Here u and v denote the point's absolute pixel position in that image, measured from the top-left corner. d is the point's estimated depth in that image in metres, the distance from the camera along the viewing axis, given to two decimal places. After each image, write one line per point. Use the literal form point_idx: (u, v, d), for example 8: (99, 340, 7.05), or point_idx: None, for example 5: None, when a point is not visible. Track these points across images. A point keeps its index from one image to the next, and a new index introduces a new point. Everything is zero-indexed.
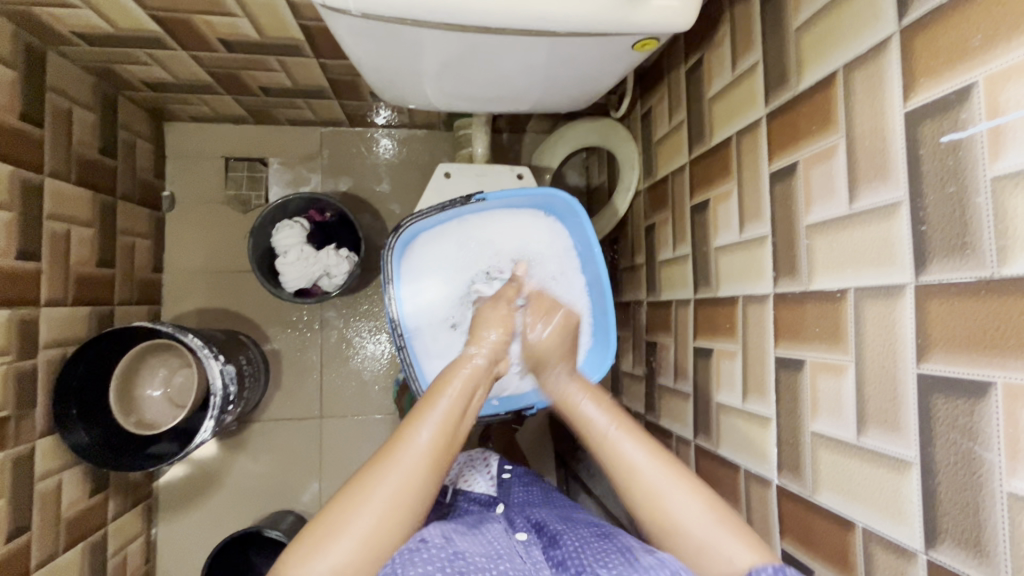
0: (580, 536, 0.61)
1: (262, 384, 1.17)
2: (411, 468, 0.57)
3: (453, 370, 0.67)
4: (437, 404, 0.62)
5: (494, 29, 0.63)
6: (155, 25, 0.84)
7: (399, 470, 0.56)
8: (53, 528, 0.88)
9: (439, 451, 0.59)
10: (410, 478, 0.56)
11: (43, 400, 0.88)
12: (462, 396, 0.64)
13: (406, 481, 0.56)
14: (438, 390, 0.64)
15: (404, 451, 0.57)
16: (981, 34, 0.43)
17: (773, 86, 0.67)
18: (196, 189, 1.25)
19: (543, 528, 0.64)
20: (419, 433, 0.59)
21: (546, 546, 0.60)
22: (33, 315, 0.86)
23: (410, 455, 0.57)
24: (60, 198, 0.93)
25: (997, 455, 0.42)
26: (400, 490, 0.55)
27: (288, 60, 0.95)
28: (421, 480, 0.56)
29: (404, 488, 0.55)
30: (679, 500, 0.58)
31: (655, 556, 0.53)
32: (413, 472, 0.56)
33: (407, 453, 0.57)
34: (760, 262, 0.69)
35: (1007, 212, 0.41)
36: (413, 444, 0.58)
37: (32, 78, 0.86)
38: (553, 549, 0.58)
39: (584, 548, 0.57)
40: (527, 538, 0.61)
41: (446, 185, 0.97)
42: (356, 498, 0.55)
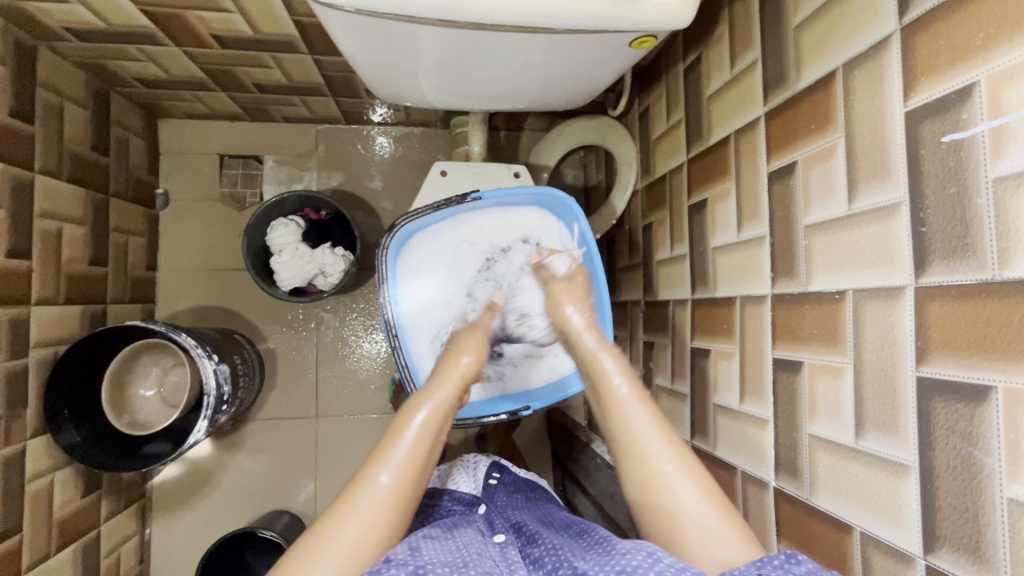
0: (557, 537, 0.60)
1: (256, 383, 1.16)
2: (371, 513, 0.54)
3: (422, 394, 0.64)
4: (401, 440, 0.59)
5: (489, 25, 0.62)
6: (148, 21, 0.83)
7: (360, 513, 0.54)
8: (45, 529, 0.87)
9: (403, 495, 0.56)
10: (375, 522, 0.53)
11: (34, 400, 0.87)
12: (426, 431, 0.60)
13: (369, 524, 0.53)
14: (399, 423, 0.61)
15: (364, 495, 0.55)
16: (984, 32, 0.42)
17: (772, 84, 0.66)
18: (190, 186, 1.24)
19: (521, 530, 0.64)
20: (383, 474, 0.56)
21: (524, 546, 0.60)
22: (23, 314, 0.85)
23: (372, 498, 0.55)
24: (51, 195, 0.91)
25: (997, 460, 0.41)
26: (363, 538, 0.53)
27: (283, 56, 0.94)
28: (385, 525, 0.54)
29: (368, 535, 0.53)
30: (684, 489, 0.57)
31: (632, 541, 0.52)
32: (373, 517, 0.54)
33: (366, 496, 0.55)
34: (758, 262, 0.69)
35: (1008, 214, 0.40)
36: (374, 484, 0.55)
37: (22, 74, 0.85)
38: (531, 548, 0.59)
39: (560, 547, 0.57)
40: (504, 539, 0.61)
41: (442, 184, 0.96)
42: (319, 537, 0.52)
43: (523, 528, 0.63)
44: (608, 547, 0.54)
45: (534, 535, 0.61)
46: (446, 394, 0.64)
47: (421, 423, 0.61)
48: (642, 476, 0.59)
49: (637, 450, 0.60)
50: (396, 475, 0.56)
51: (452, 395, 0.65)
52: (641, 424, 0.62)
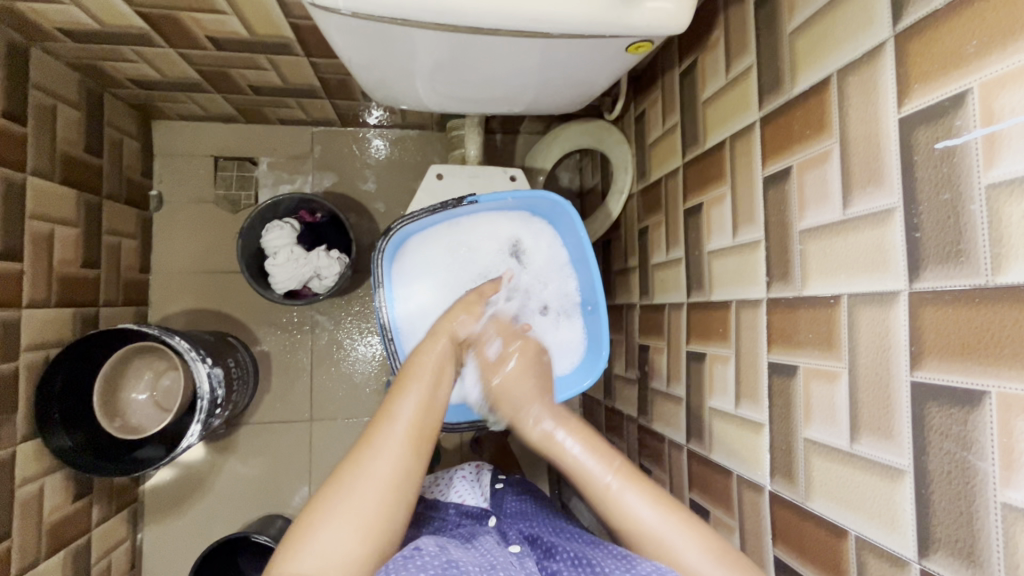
0: (571, 548, 0.61)
1: (250, 386, 1.16)
2: (392, 451, 0.59)
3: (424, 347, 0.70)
4: (411, 385, 0.64)
5: (486, 29, 0.62)
6: (142, 22, 0.82)
7: (383, 451, 0.58)
8: (35, 534, 0.86)
9: (418, 433, 0.61)
10: (394, 459, 0.58)
11: (24, 404, 0.86)
12: (431, 376, 0.66)
13: (390, 461, 0.58)
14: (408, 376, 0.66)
15: (383, 439, 0.59)
16: (977, 40, 0.43)
17: (767, 89, 0.67)
18: (185, 188, 1.23)
19: (535, 540, 0.65)
20: (397, 414, 0.61)
21: (540, 559, 0.61)
22: (14, 316, 0.84)
23: (391, 437, 0.59)
24: (43, 197, 0.91)
25: (992, 465, 0.42)
26: (388, 473, 0.57)
27: (279, 58, 0.94)
28: (404, 460, 0.59)
29: (392, 467, 0.58)
30: (674, 535, 0.59)
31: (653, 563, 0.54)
32: (395, 456, 0.58)
33: (387, 437, 0.59)
34: (753, 266, 0.69)
35: (1002, 220, 0.41)
36: (394, 424, 0.61)
37: (15, 75, 0.84)
38: (548, 560, 0.60)
39: (575, 563, 0.58)
40: (521, 549, 0.62)
41: (437, 187, 0.96)
42: (346, 474, 0.57)
43: (538, 540, 0.64)
44: (629, 564, 0.55)
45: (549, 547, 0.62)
46: (446, 343, 0.71)
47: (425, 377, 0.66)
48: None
49: (621, 514, 0.62)
50: (409, 414, 0.62)
51: (450, 346, 0.71)
52: (630, 494, 0.63)
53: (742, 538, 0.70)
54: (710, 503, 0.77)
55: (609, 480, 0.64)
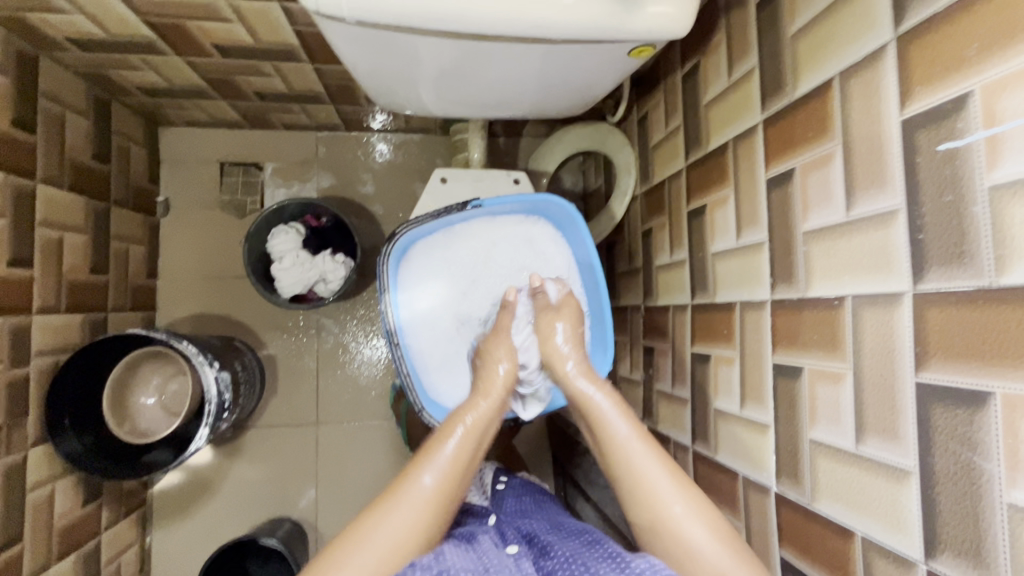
0: (569, 546, 0.60)
1: (257, 390, 1.16)
2: (413, 510, 0.55)
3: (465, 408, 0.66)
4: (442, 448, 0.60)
5: (488, 35, 0.62)
6: (149, 31, 0.83)
7: (404, 510, 0.55)
8: (45, 538, 0.87)
9: (443, 496, 0.57)
10: (415, 521, 0.54)
11: (35, 409, 0.87)
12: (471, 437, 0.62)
13: (409, 522, 0.54)
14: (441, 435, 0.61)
15: (407, 496, 0.55)
16: (978, 43, 0.43)
17: (769, 91, 0.67)
18: (192, 194, 1.24)
19: (533, 540, 0.64)
20: (424, 476, 0.57)
21: (536, 558, 0.60)
22: (25, 323, 0.85)
23: (414, 499, 0.55)
24: (52, 205, 0.92)
25: (997, 465, 0.42)
26: (407, 529, 0.54)
27: (284, 65, 0.95)
28: (428, 521, 0.55)
29: (411, 526, 0.54)
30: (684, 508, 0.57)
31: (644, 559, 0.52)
32: (415, 515, 0.54)
33: (408, 497, 0.56)
34: (757, 268, 0.69)
35: (1005, 221, 0.41)
36: (417, 485, 0.56)
37: (25, 85, 0.85)
38: (543, 559, 0.59)
39: (573, 558, 0.57)
40: (517, 551, 0.61)
41: (442, 191, 0.96)
42: (364, 528, 0.53)
43: (534, 539, 0.64)
44: (620, 561, 0.53)
45: (545, 547, 0.61)
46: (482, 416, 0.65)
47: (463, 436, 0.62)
48: (644, 498, 0.59)
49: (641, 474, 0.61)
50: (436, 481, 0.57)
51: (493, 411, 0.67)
52: (647, 468, 0.60)
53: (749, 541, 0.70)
54: (716, 505, 0.77)
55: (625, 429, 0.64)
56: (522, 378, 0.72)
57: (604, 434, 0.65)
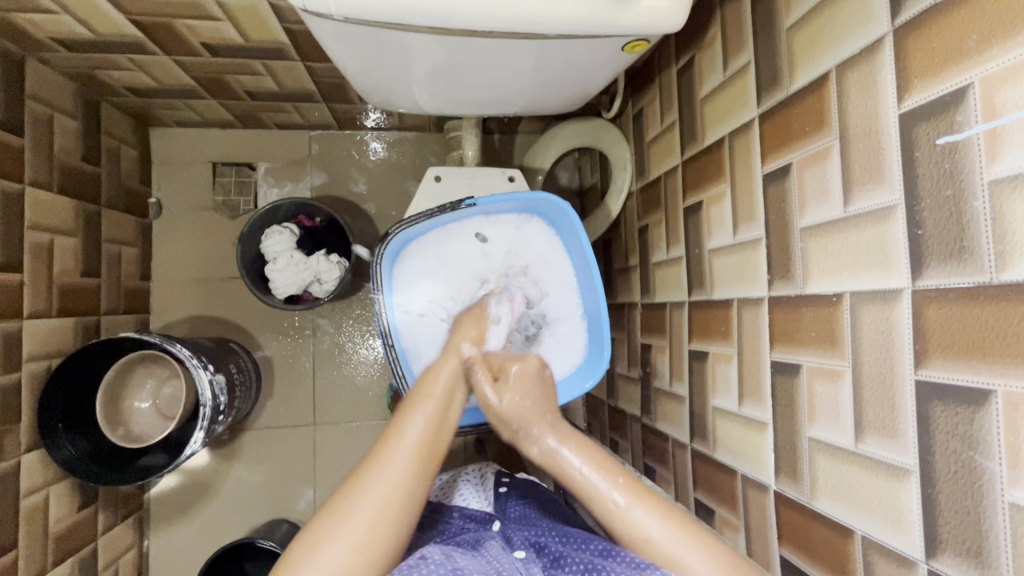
0: (580, 555, 0.60)
1: (253, 392, 1.16)
2: (392, 476, 0.58)
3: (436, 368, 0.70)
4: (401, 439, 0.61)
5: (479, 32, 0.61)
6: (137, 30, 0.82)
7: (367, 503, 0.56)
8: (40, 544, 0.87)
9: (421, 454, 0.61)
10: (396, 484, 0.58)
11: (27, 414, 0.86)
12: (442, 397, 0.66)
13: (391, 489, 0.57)
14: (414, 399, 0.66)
15: (370, 489, 0.57)
16: (976, 34, 0.42)
17: (765, 85, 0.66)
18: (184, 195, 1.23)
19: (542, 549, 0.63)
20: (387, 468, 0.59)
21: (546, 566, 0.60)
22: (15, 328, 0.85)
23: (377, 491, 0.57)
24: (41, 208, 0.91)
25: (998, 465, 0.41)
26: (385, 501, 0.57)
27: (274, 63, 0.94)
28: (407, 485, 0.58)
29: (391, 497, 0.57)
30: (642, 513, 0.60)
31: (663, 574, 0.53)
32: (394, 479, 0.58)
33: (387, 462, 0.59)
34: (754, 264, 0.68)
35: (1005, 216, 0.40)
36: (395, 450, 0.60)
37: (11, 87, 0.84)
38: (556, 569, 0.59)
39: (584, 567, 0.57)
40: (525, 554, 0.61)
41: (436, 189, 0.95)
42: (349, 497, 0.57)
43: (544, 547, 0.63)
44: (637, 573, 0.54)
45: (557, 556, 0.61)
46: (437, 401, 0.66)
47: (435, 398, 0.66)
48: (633, 477, 0.61)
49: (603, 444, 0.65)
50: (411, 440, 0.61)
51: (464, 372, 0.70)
52: (594, 480, 0.63)
53: (748, 539, 0.70)
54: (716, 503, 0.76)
55: (585, 468, 0.64)
56: (529, 373, 0.71)
57: (565, 470, 0.66)
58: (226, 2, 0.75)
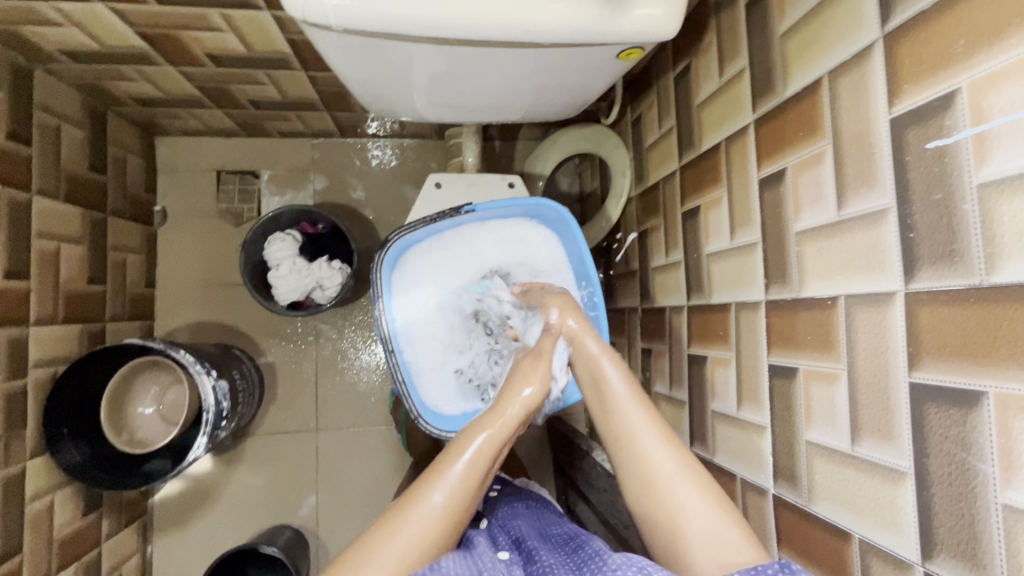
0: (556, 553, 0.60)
1: (256, 398, 1.16)
2: (419, 531, 0.53)
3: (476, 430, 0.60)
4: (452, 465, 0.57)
5: (476, 41, 0.62)
6: (143, 42, 0.84)
7: (412, 525, 0.53)
8: (45, 549, 0.87)
9: (455, 513, 0.56)
10: (422, 539, 0.53)
11: (32, 420, 0.87)
12: (488, 452, 0.59)
13: (418, 540, 0.53)
14: (456, 445, 0.59)
15: (416, 512, 0.54)
16: (964, 40, 0.43)
17: (760, 92, 0.67)
18: (190, 204, 1.24)
19: (523, 546, 0.64)
20: (434, 494, 0.55)
21: (525, 565, 0.60)
22: (21, 335, 0.86)
23: (424, 514, 0.54)
24: (48, 216, 0.92)
25: (991, 466, 0.41)
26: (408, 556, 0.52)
27: (277, 73, 0.95)
28: (432, 541, 0.54)
29: (415, 548, 0.52)
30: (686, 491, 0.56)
31: (624, 555, 0.52)
32: (422, 534, 0.53)
33: (416, 517, 0.54)
34: (751, 268, 0.69)
35: (994, 219, 0.41)
36: (426, 503, 0.55)
37: (19, 98, 0.86)
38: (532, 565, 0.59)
39: (558, 564, 0.57)
40: (507, 556, 0.61)
41: (437, 195, 0.96)
42: (375, 546, 0.52)
43: (525, 547, 0.64)
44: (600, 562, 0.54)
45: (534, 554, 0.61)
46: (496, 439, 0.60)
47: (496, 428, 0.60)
48: (642, 478, 0.58)
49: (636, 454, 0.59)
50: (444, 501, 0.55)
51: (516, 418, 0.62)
52: (641, 431, 0.60)
53: None
54: None
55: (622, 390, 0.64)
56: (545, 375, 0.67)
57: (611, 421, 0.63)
58: (229, 13, 0.77)
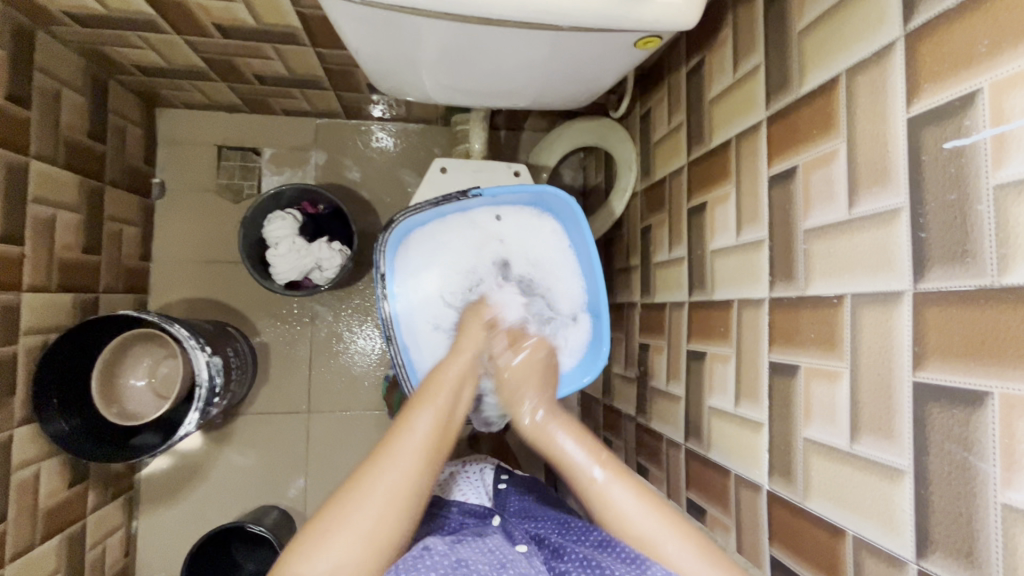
0: (582, 548, 0.62)
1: (249, 377, 1.15)
2: (404, 465, 0.59)
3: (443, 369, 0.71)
4: (425, 408, 0.65)
5: (493, 20, 0.62)
6: (149, 8, 0.82)
7: (372, 496, 0.57)
8: (30, 520, 0.86)
9: (431, 448, 0.62)
10: (406, 476, 0.58)
11: (22, 387, 0.86)
12: (448, 399, 0.67)
13: (402, 480, 0.58)
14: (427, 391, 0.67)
15: (376, 484, 0.58)
16: (988, 40, 0.43)
17: (774, 88, 0.66)
18: (187, 177, 1.22)
19: (543, 541, 0.65)
20: (394, 464, 0.59)
21: (547, 559, 0.62)
22: (13, 299, 0.84)
23: (385, 485, 0.57)
24: (44, 180, 0.90)
25: (993, 466, 0.42)
26: (398, 487, 0.57)
27: (285, 48, 0.94)
28: (415, 475, 0.59)
29: (401, 484, 0.58)
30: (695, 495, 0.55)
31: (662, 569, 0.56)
32: (406, 468, 0.59)
33: (400, 451, 0.60)
34: (756, 265, 0.69)
35: (1009, 221, 0.41)
36: (405, 442, 0.61)
37: (19, 58, 0.84)
38: (557, 561, 0.60)
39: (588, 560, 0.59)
40: (528, 549, 0.62)
41: (441, 180, 0.96)
42: (361, 485, 0.57)
43: (544, 540, 0.65)
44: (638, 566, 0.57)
45: (557, 549, 0.63)
46: (454, 381, 0.69)
47: (440, 400, 0.66)
48: (636, 544, 0.61)
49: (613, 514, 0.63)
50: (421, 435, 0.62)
51: (469, 368, 0.73)
52: (610, 495, 0.64)
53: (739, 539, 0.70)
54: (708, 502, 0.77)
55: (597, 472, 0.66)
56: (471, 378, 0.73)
57: (575, 474, 0.68)
58: None
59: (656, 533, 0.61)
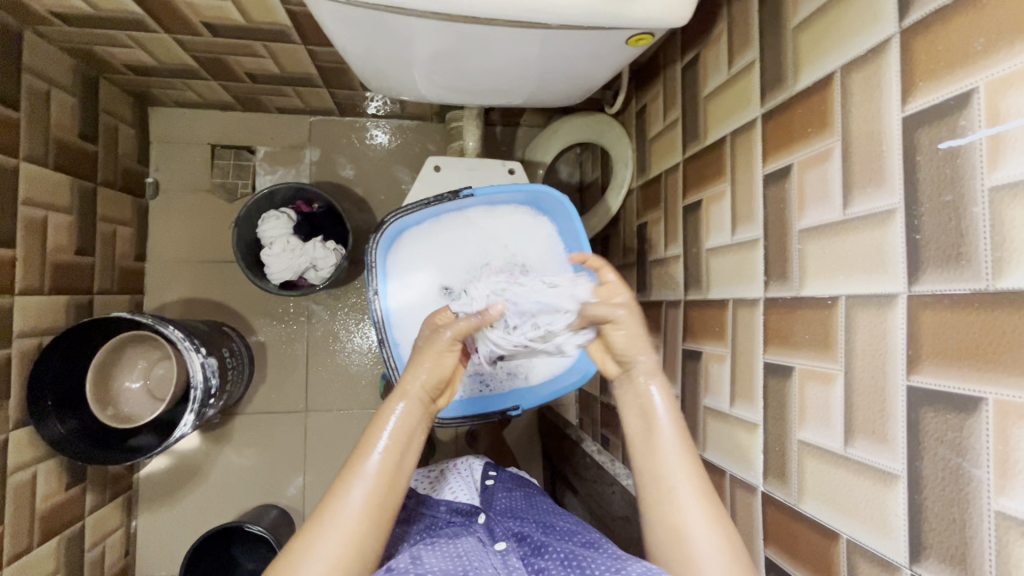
0: (561, 548, 0.61)
1: (246, 377, 1.15)
2: (344, 529, 0.55)
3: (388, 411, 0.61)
4: (368, 458, 0.58)
5: (482, 18, 0.61)
6: (137, 8, 0.81)
7: (334, 531, 0.54)
8: (27, 523, 0.86)
9: (375, 507, 0.56)
10: (349, 537, 0.54)
11: (16, 391, 0.86)
12: (395, 446, 0.59)
13: (345, 542, 0.54)
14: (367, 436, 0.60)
15: (336, 513, 0.55)
16: (984, 38, 0.41)
17: (769, 85, 0.65)
18: (181, 176, 1.22)
19: (524, 538, 0.64)
20: (352, 491, 0.56)
21: (525, 555, 0.61)
22: (6, 303, 0.84)
23: (344, 515, 0.55)
24: (35, 182, 0.90)
25: (986, 473, 0.41)
26: (339, 553, 0.54)
27: (276, 46, 0.93)
28: (359, 538, 0.55)
29: (344, 547, 0.54)
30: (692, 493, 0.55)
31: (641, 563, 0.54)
32: (347, 533, 0.54)
33: (337, 516, 0.55)
34: (751, 264, 0.68)
35: (1005, 223, 0.40)
36: (346, 501, 0.56)
37: (6, 59, 0.83)
38: (533, 557, 0.61)
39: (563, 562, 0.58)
40: (505, 546, 0.62)
41: (435, 179, 0.95)
42: (302, 545, 0.54)
43: (526, 538, 0.64)
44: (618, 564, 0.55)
45: (535, 545, 0.62)
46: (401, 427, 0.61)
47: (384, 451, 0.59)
48: (674, 527, 0.58)
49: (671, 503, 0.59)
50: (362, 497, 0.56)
51: (421, 407, 0.63)
52: (669, 459, 0.61)
53: None
54: None
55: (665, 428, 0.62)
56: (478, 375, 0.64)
57: (654, 459, 0.62)
58: None
59: (699, 526, 0.58)
